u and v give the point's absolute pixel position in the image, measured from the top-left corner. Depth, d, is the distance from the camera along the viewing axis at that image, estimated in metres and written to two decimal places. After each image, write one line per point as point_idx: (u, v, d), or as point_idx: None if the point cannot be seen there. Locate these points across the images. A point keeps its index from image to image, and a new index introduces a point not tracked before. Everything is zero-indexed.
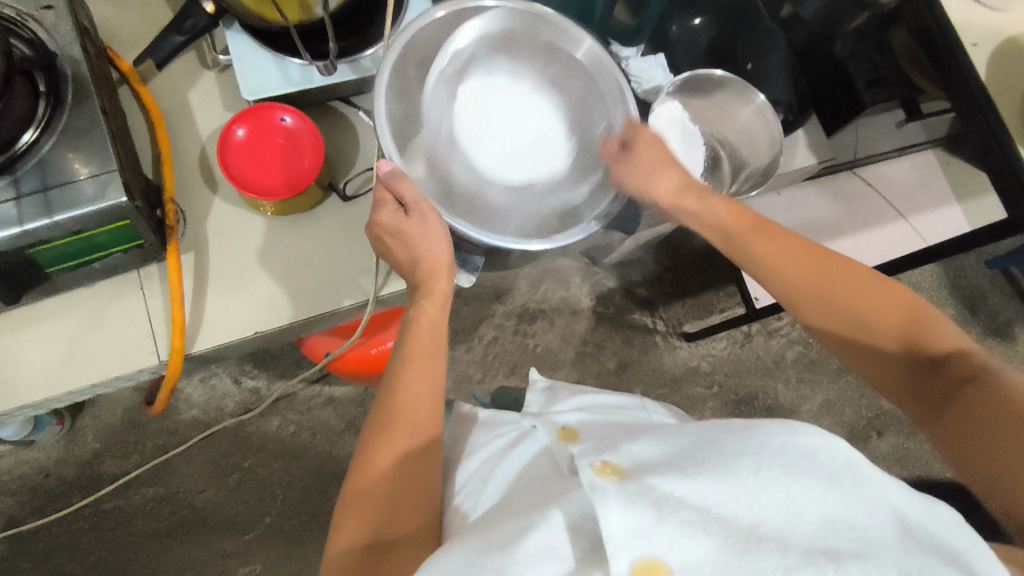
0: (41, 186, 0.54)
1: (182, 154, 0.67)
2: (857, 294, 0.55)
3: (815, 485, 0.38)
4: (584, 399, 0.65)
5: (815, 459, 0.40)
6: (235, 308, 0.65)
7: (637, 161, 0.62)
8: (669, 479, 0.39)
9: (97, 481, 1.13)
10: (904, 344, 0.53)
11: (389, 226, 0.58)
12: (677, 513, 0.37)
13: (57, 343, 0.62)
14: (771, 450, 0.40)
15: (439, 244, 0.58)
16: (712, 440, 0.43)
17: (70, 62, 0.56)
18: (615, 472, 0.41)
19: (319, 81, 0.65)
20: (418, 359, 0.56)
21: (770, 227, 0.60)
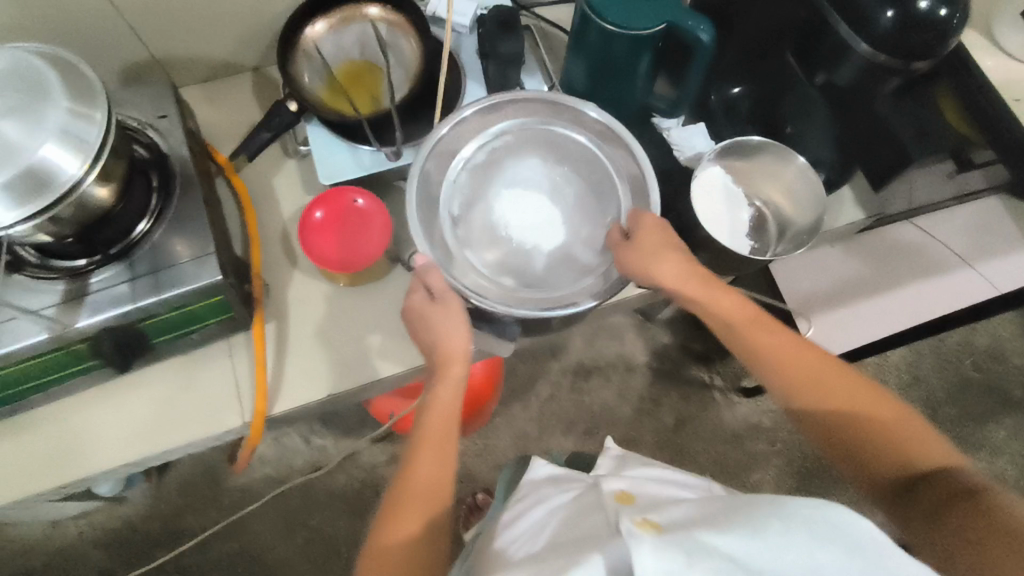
0: (152, 268, 0.62)
1: (267, 233, 0.75)
2: (845, 402, 0.60)
3: (843, 565, 0.38)
4: (649, 471, 0.69)
5: (862, 549, 0.38)
6: (311, 372, 0.71)
7: (638, 245, 0.64)
8: (699, 531, 0.39)
9: (178, 535, 1.19)
10: (893, 459, 0.57)
11: (418, 310, 0.63)
12: (704, 562, 0.37)
13: (157, 406, 0.69)
14: (812, 521, 0.39)
15: (456, 334, 0.62)
16: (746, 506, 0.44)
17: (179, 161, 0.66)
18: (653, 526, 0.41)
19: (387, 165, 0.72)
20: (432, 443, 0.61)
21: (771, 324, 0.65)
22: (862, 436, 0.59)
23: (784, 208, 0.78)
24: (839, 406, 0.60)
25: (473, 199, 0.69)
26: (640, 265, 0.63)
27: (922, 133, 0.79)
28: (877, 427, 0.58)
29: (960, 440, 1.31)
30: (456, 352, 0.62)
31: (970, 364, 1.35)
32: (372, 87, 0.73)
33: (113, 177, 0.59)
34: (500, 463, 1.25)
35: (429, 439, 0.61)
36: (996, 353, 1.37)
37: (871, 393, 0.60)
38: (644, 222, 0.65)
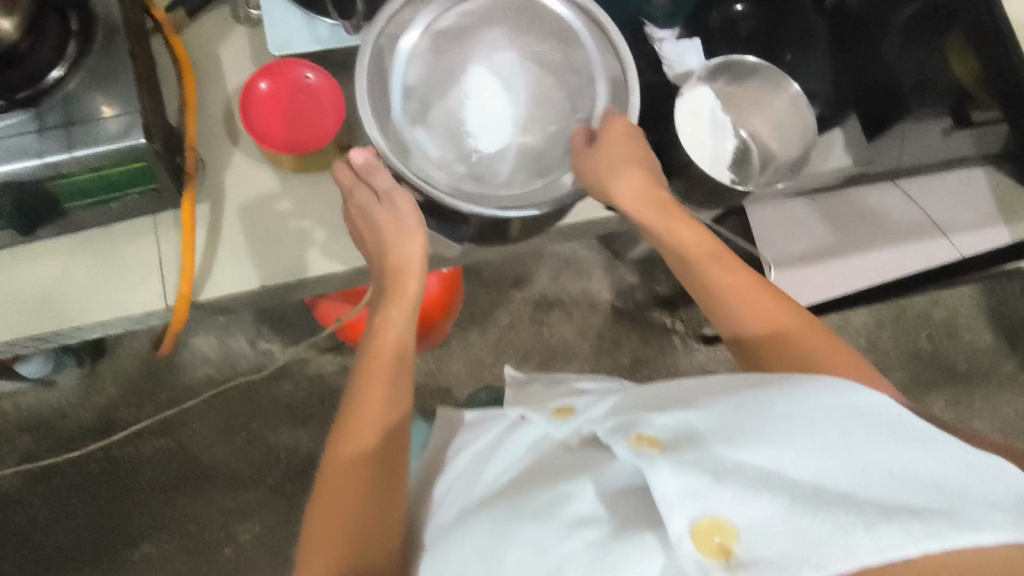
0: (66, 122, 0.55)
1: (207, 105, 0.67)
2: (797, 340, 0.56)
3: (867, 441, 0.37)
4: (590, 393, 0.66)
5: (874, 420, 0.38)
6: (244, 261, 0.65)
7: (602, 152, 0.60)
8: (709, 450, 0.39)
9: (112, 427, 1.16)
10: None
11: (359, 204, 0.59)
12: (728, 479, 0.37)
13: (69, 279, 0.63)
14: (820, 406, 0.39)
15: (411, 253, 0.59)
16: (751, 404, 0.41)
17: (104, 3, 0.57)
18: (653, 444, 0.41)
19: (344, 41, 0.65)
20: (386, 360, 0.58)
21: (729, 259, 0.60)
22: (814, 377, 0.54)
23: (769, 141, 0.73)
24: (790, 344, 0.56)
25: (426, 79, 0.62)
26: (596, 170, 0.60)
27: (921, 83, 0.75)
28: (831, 366, 0.54)
29: None
30: (415, 266, 0.59)
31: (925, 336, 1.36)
32: None
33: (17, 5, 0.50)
34: (451, 386, 1.24)
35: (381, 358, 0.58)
36: (952, 328, 1.38)
37: (820, 330, 0.56)
38: (616, 121, 0.60)
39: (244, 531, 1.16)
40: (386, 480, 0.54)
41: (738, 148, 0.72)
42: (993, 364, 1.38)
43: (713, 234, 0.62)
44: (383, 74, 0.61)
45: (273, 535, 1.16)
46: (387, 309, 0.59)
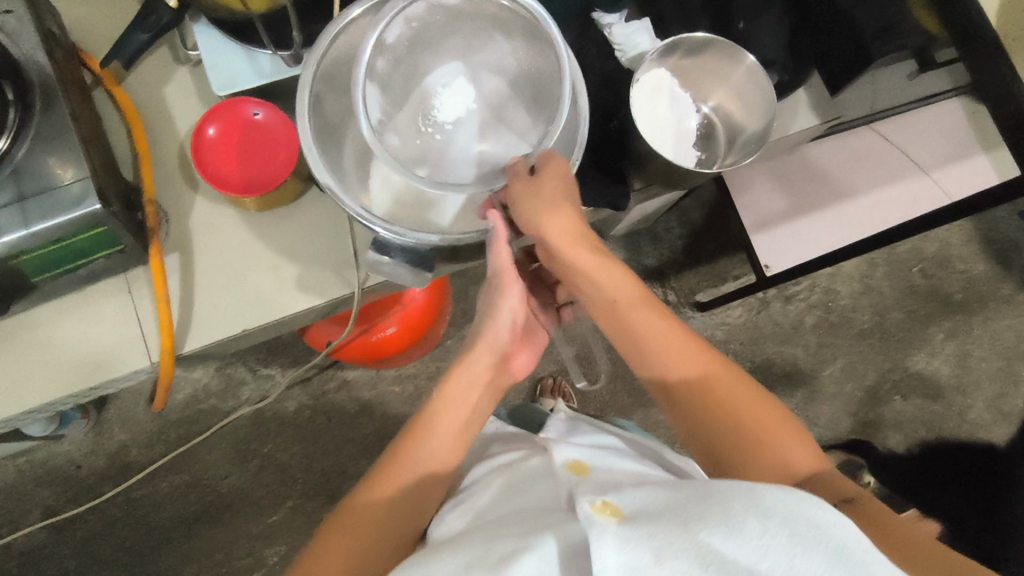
0: (18, 197, 0.54)
1: (161, 154, 0.66)
2: (744, 415, 0.54)
3: (821, 558, 0.35)
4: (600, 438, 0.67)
5: (824, 534, 0.36)
6: (222, 307, 0.65)
7: (539, 188, 0.55)
8: (670, 533, 0.38)
9: (126, 470, 1.17)
10: (768, 462, 0.52)
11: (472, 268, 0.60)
12: (671, 560, 0.36)
13: (52, 349, 0.63)
14: (776, 513, 0.37)
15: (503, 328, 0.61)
16: (712, 493, 0.40)
17: (36, 68, 0.56)
18: (614, 513, 0.41)
19: (285, 72, 0.63)
20: (461, 397, 0.59)
21: (655, 305, 0.58)
22: (747, 444, 0.53)
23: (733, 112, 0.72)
24: (716, 407, 0.54)
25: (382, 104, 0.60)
26: (524, 208, 0.56)
27: (884, 27, 0.73)
28: (754, 419, 0.53)
29: (903, 346, 1.33)
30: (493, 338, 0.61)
31: (919, 272, 1.35)
32: None
33: None
34: None
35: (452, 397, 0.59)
36: (946, 260, 1.36)
37: (761, 398, 0.54)
38: (554, 164, 0.56)
39: (271, 554, 1.18)
40: (416, 503, 0.56)
41: (701, 125, 0.74)
42: (991, 291, 1.36)
43: (640, 280, 0.59)
44: (321, 108, 0.58)
45: (299, 554, 1.18)
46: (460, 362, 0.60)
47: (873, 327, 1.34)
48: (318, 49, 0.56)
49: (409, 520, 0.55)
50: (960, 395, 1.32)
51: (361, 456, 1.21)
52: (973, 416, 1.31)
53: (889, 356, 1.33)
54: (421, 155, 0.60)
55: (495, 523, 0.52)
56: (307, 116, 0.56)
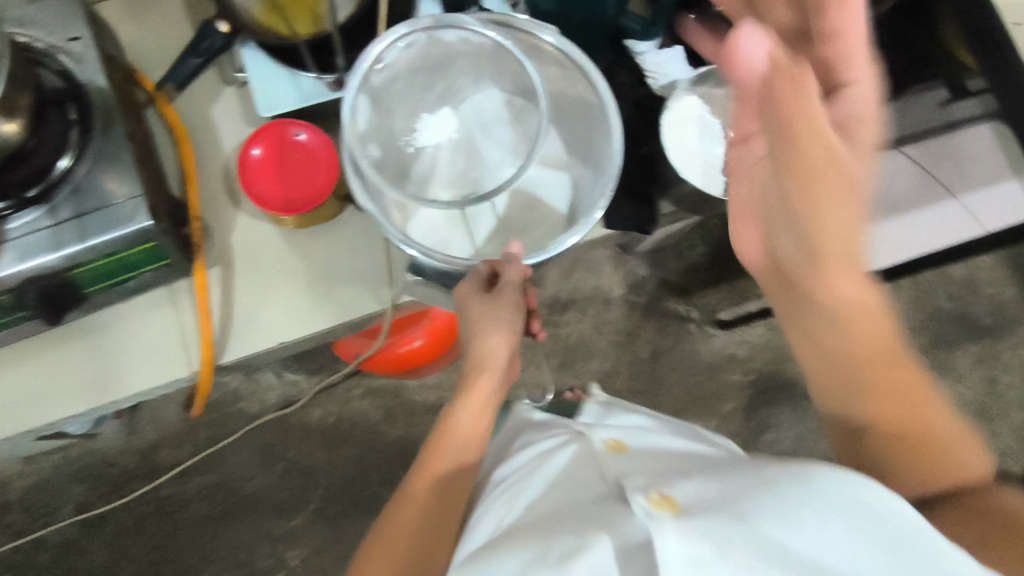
0: (77, 212, 0.57)
1: (207, 171, 0.69)
2: (890, 388, 0.56)
3: (868, 548, 0.39)
4: (635, 416, 0.75)
5: (883, 525, 0.40)
6: (260, 319, 0.68)
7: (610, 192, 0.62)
8: (731, 526, 0.40)
9: (155, 469, 1.20)
10: (927, 459, 0.54)
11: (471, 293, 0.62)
12: (735, 554, 0.38)
13: (100, 355, 0.66)
14: (828, 496, 0.42)
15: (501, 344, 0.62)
16: (768, 484, 0.44)
17: (97, 90, 0.59)
18: (669, 505, 0.43)
19: (327, 96, 0.66)
20: (479, 397, 0.62)
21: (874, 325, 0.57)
22: (901, 445, 0.55)
23: None
24: (894, 419, 0.56)
25: (427, 111, 0.66)
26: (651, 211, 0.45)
27: None
28: (893, 425, 0.55)
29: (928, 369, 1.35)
30: (500, 345, 0.62)
31: (946, 295, 1.36)
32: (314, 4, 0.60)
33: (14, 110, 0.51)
34: None
35: (470, 402, 0.62)
36: (973, 285, 1.38)
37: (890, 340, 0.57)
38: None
39: (292, 556, 1.20)
40: (447, 505, 0.58)
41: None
42: (1019, 316, 1.37)
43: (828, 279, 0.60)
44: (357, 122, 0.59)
45: (320, 557, 1.20)
46: (477, 366, 0.63)
47: None
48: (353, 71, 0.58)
49: (447, 522, 0.58)
50: (988, 421, 1.34)
51: (384, 463, 1.23)
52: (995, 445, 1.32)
53: None
54: (454, 165, 0.65)
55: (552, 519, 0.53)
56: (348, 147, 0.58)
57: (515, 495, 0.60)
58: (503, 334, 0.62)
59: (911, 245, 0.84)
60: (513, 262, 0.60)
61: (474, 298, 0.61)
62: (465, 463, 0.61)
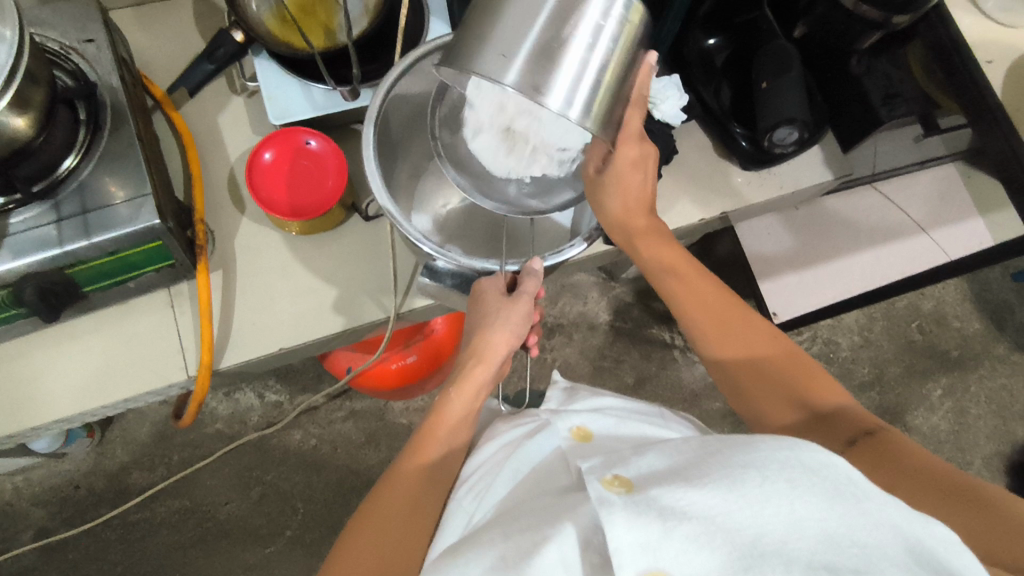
0: (81, 210, 0.56)
1: (212, 177, 0.69)
2: (757, 350, 0.57)
3: (819, 497, 0.36)
4: (602, 399, 0.68)
5: (821, 475, 0.37)
6: (262, 325, 0.67)
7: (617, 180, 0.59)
8: (671, 489, 0.39)
9: (124, 493, 1.15)
10: (798, 400, 0.54)
11: (493, 291, 0.59)
12: (682, 525, 0.37)
13: (94, 358, 0.64)
14: (775, 461, 0.38)
15: (507, 336, 0.59)
16: (719, 452, 0.42)
17: (109, 91, 0.59)
18: (623, 485, 0.42)
19: (344, 106, 0.67)
20: (475, 385, 0.59)
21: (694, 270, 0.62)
22: (789, 393, 0.54)
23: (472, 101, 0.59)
24: (771, 369, 0.56)
25: None
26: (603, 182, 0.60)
27: (892, 94, 0.78)
28: (764, 366, 0.56)
29: (900, 400, 1.39)
30: (503, 343, 0.59)
31: (917, 327, 1.42)
32: (327, 20, 0.67)
33: (30, 105, 0.51)
34: None
35: (466, 391, 0.59)
36: (941, 317, 1.44)
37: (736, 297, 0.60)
38: None
39: None
40: (437, 482, 0.56)
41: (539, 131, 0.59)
42: (985, 349, 1.43)
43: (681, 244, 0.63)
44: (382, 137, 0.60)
45: None
46: (475, 357, 0.59)
47: (873, 380, 1.39)
48: (386, 83, 0.59)
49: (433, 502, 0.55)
50: (958, 451, 1.38)
51: (366, 488, 1.19)
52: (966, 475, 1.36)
53: (888, 408, 1.38)
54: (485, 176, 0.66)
55: (518, 509, 0.51)
56: (372, 147, 0.58)
57: (482, 494, 0.55)
58: (508, 334, 0.59)
59: (833, 290, 1.08)
60: (534, 275, 0.59)
61: (492, 294, 0.59)
62: (456, 445, 0.58)
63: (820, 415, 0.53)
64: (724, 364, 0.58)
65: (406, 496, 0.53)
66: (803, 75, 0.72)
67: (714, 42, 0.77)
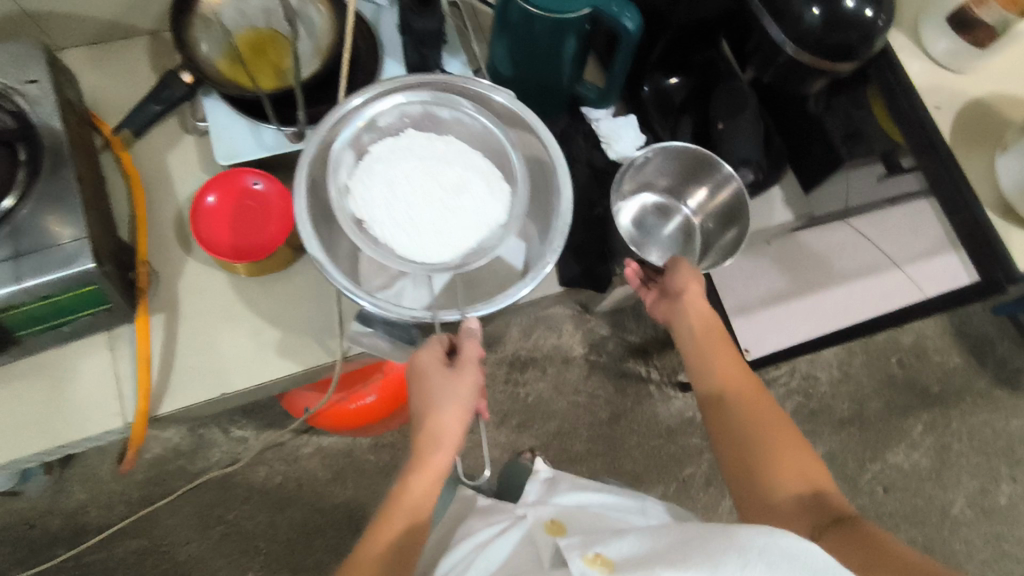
0: (13, 253, 0.55)
1: (159, 217, 0.69)
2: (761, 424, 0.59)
3: None
4: (579, 494, 0.69)
5: (802, 562, 0.38)
6: (204, 370, 0.65)
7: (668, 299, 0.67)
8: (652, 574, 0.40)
9: (81, 532, 1.12)
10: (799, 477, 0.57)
11: (433, 367, 0.57)
12: None
13: (28, 404, 0.62)
14: (754, 547, 0.39)
15: (456, 413, 0.57)
16: (699, 537, 0.42)
17: (50, 132, 0.59)
18: (603, 565, 0.44)
19: (290, 147, 0.66)
20: (433, 470, 0.58)
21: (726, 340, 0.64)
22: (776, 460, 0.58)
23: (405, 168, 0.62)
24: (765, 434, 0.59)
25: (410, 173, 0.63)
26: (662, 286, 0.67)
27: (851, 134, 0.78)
28: (754, 420, 0.59)
29: (880, 436, 1.37)
30: (455, 420, 0.58)
31: (896, 361, 1.40)
32: (277, 61, 0.67)
33: None
34: None
35: (424, 474, 0.58)
36: (921, 352, 1.42)
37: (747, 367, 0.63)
38: None
39: None
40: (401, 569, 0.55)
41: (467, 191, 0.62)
42: (966, 384, 1.41)
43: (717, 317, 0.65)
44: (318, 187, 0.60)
45: None
46: (431, 441, 0.58)
47: (853, 417, 1.37)
48: (327, 123, 0.60)
49: None
50: (941, 489, 1.35)
51: (331, 527, 1.16)
52: (949, 515, 1.34)
53: (869, 444, 1.36)
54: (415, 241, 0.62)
55: None
56: (303, 193, 0.58)
57: None
58: (459, 410, 0.57)
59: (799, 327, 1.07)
60: (472, 337, 0.57)
61: (433, 368, 0.57)
62: (417, 529, 0.57)
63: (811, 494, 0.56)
64: (718, 392, 0.61)
65: None
66: (759, 115, 0.74)
67: (675, 81, 0.77)
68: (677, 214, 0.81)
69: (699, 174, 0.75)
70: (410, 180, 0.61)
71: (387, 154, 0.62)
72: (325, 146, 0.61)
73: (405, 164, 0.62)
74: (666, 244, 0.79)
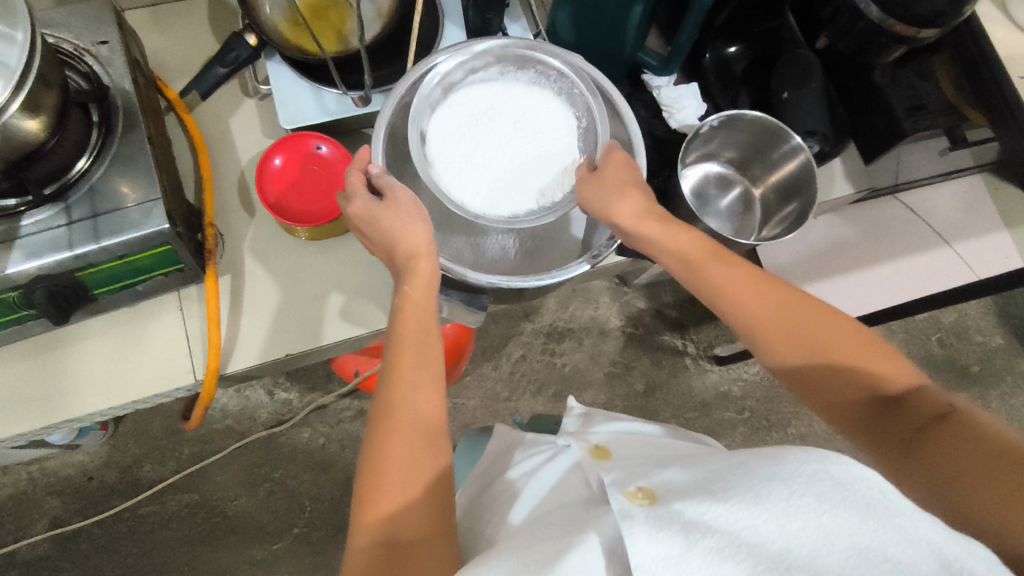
0: (91, 213, 0.56)
1: (224, 180, 0.70)
2: (811, 333, 0.49)
3: (849, 512, 0.32)
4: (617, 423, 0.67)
5: (852, 489, 0.33)
6: (270, 331, 0.67)
7: (604, 178, 0.58)
8: (691, 502, 0.36)
9: (135, 485, 1.16)
10: (861, 382, 0.48)
11: (362, 216, 0.54)
12: (704, 541, 0.33)
13: (104, 359, 0.65)
14: (802, 474, 0.35)
15: (415, 227, 0.52)
16: (741, 468, 0.38)
17: (121, 93, 0.59)
18: (646, 497, 0.39)
19: (356, 111, 0.66)
20: (422, 283, 0.51)
21: (727, 254, 0.55)
22: (837, 375, 0.48)
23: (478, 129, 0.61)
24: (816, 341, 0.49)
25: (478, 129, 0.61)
26: (603, 201, 0.57)
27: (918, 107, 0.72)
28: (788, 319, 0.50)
29: None
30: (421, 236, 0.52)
31: (937, 340, 1.39)
32: (338, 23, 0.66)
33: (42, 108, 0.51)
34: (469, 426, 1.24)
35: (418, 286, 0.51)
36: (963, 331, 1.40)
37: (777, 284, 0.52)
38: None
39: None
40: (423, 430, 0.45)
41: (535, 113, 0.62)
42: (1009, 364, 1.39)
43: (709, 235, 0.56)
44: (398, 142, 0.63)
45: None
46: (409, 261, 0.52)
47: None
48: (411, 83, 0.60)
49: (425, 448, 0.45)
50: None
51: None
52: None
53: None
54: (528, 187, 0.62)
55: (542, 522, 0.49)
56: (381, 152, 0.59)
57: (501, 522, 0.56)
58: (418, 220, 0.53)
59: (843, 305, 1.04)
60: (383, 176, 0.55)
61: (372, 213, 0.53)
62: (434, 372, 0.48)
63: (893, 403, 0.47)
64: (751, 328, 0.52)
65: (399, 445, 0.44)
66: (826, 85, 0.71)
67: (734, 50, 0.76)
68: (739, 185, 0.80)
69: (766, 147, 0.74)
70: (500, 145, 0.61)
71: (456, 140, 0.60)
72: (400, 105, 0.61)
73: (481, 142, 0.60)
74: (724, 214, 0.78)
